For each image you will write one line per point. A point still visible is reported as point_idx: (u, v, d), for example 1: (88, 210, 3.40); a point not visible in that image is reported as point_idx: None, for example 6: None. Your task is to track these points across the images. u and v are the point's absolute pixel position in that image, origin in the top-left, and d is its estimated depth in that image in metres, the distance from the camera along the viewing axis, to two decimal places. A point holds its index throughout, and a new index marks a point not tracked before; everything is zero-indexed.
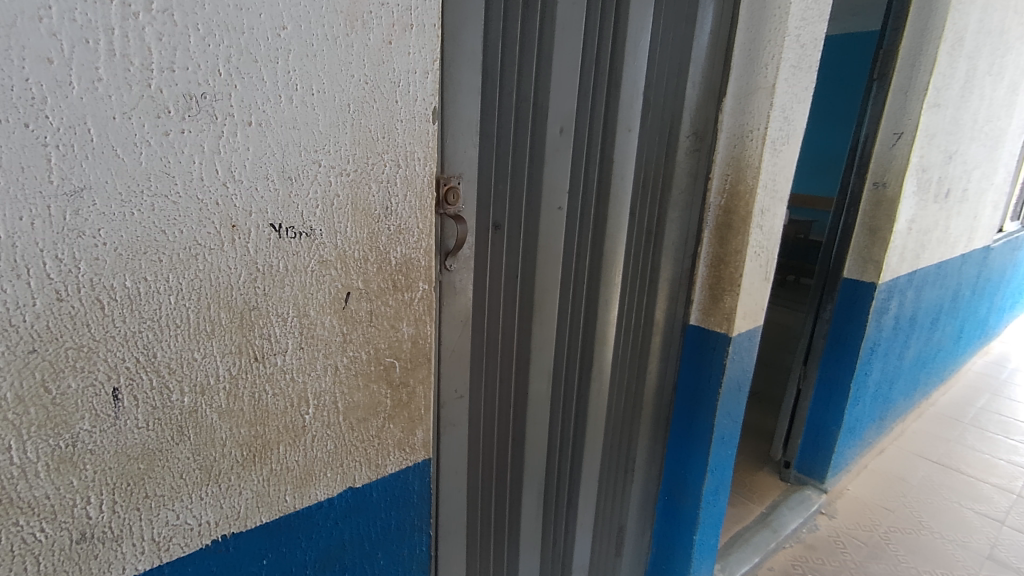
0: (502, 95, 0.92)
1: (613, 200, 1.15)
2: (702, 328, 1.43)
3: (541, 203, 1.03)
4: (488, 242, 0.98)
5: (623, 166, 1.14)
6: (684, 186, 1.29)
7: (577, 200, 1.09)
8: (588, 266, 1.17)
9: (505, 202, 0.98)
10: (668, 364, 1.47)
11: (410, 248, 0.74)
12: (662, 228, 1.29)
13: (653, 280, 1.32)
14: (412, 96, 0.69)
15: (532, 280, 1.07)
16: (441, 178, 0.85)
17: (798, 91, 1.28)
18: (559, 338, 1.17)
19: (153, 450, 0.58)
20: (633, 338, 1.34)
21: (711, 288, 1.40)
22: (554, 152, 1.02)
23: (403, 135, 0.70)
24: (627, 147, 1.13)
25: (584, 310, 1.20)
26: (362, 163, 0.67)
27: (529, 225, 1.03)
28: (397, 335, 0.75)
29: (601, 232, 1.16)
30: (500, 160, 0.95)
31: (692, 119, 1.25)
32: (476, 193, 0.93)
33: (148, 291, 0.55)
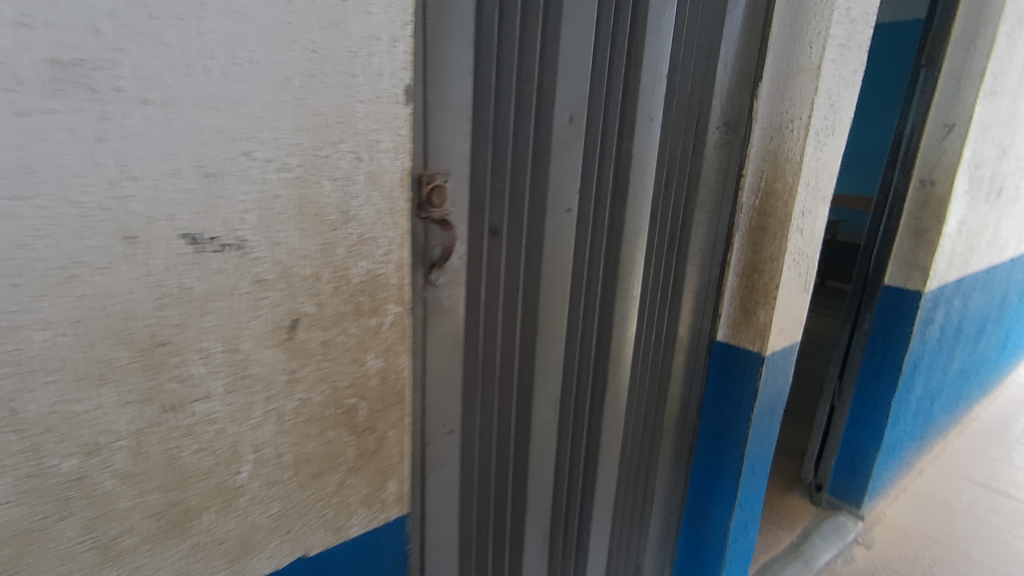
0: (500, 76, 0.77)
1: (633, 201, 0.99)
2: (731, 345, 1.28)
3: (546, 205, 0.88)
4: (482, 252, 0.83)
5: (644, 161, 0.98)
6: (713, 185, 1.13)
7: (591, 200, 0.94)
8: (600, 279, 1.01)
9: (503, 205, 0.84)
10: (692, 384, 1.31)
11: (376, 262, 0.59)
12: (686, 233, 1.13)
13: (676, 291, 1.17)
14: (376, 70, 0.53)
15: (537, 294, 0.92)
16: (422, 175, 0.71)
17: (846, 74, 1.10)
18: (568, 360, 1.02)
19: (25, 531, 0.44)
20: (653, 357, 1.18)
21: (741, 300, 1.24)
22: (563, 145, 0.86)
23: (366, 121, 0.54)
24: (650, 139, 0.97)
25: (597, 327, 1.05)
26: (310, 156, 0.52)
27: (532, 231, 0.88)
28: (363, 370, 0.61)
29: (618, 239, 1.00)
30: (497, 155, 0.80)
31: (724, 108, 1.08)
32: (468, 193, 0.78)
33: (7, 326, 0.41)
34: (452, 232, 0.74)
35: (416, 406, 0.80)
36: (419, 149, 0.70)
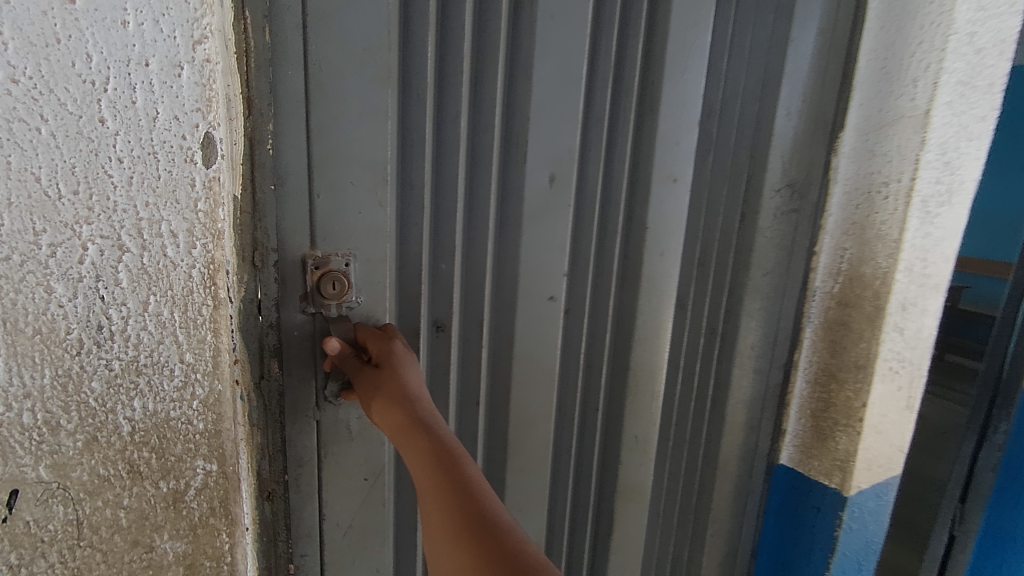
0: (442, 122, 0.56)
1: (649, 288, 0.75)
2: (795, 471, 0.96)
3: (519, 293, 0.65)
4: (420, 353, 0.60)
5: (664, 236, 0.74)
6: (771, 263, 0.84)
7: (587, 286, 0.70)
8: (604, 387, 0.76)
9: (456, 291, 0.61)
10: (742, 520, 0.99)
11: (165, 402, 0.39)
12: (732, 326, 0.86)
13: (714, 400, 0.89)
14: (146, 113, 0.34)
15: (508, 409, 0.69)
16: (307, 258, 0.52)
17: (968, 121, 0.80)
18: (557, 492, 0.77)
19: None
20: (679, 483, 0.91)
21: (814, 418, 0.92)
22: (541, 215, 0.64)
23: (128, 190, 0.35)
24: (674, 209, 0.73)
25: (599, 449, 0.79)
26: (22, 244, 0.32)
27: (497, 326, 0.65)
28: (152, 556, 0.40)
29: (630, 336, 0.75)
30: (441, 226, 0.58)
31: (786, 165, 0.81)
32: (395, 280, 0.57)
33: None
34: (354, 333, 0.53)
35: (310, 565, 0.59)
36: (305, 221, 0.51)
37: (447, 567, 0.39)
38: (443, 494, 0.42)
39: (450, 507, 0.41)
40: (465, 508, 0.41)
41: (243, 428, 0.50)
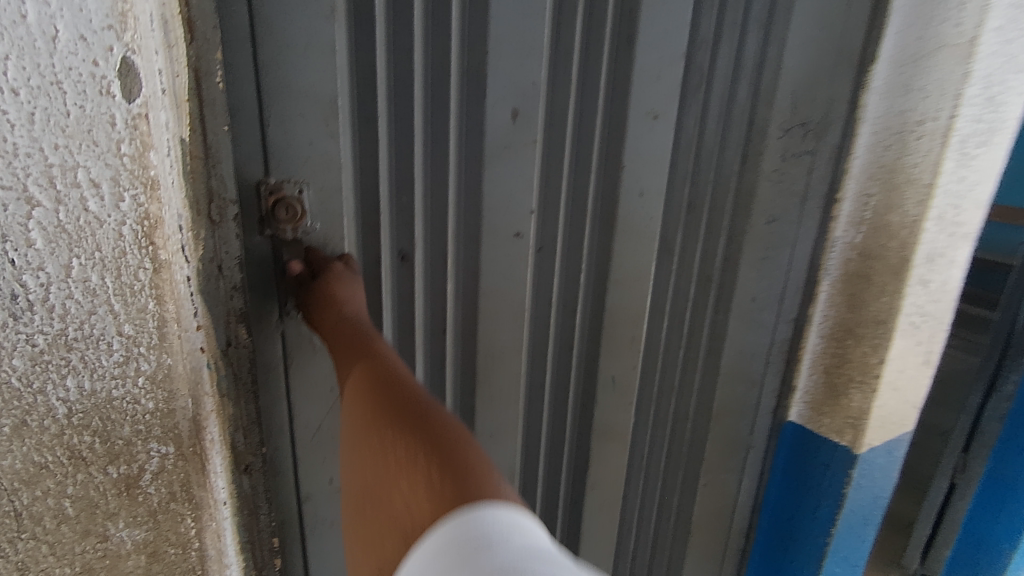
0: (396, 56, 0.56)
1: (626, 228, 0.72)
2: (805, 431, 0.93)
3: (482, 228, 0.65)
4: (384, 282, 0.63)
5: (649, 174, 0.70)
6: (776, 206, 0.78)
7: (558, 225, 0.69)
8: (579, 327, 0.76)
9: (416, 218, 0.62)
10: (742, 475, 0.97)
11: (106, 378, 0.34)
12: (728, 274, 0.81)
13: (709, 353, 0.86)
14: (39, 32, 0.28)
15: (474, 337, 0.70)
16: (261, 185, 0.55)
17: (1016, 48, 0.72)
18: (533, 426, 0.78)
19: None
20: (668, 433, 0.89)
21: (826, 374, 0.89)
22: (503, 150, 0.63)
23: (29, 130, 0.29)
24: (654, 148, 0.69)
25: (576, 388, 0.80)
26: None
27: (460, 261, 0.67)
28: (108, 545, 0.37)
29: (608, 275, 0.74)
30: (399, 159, 0.59)
31: (795, 102, 0.73)
32: (355, 212, 0.59)
33: None
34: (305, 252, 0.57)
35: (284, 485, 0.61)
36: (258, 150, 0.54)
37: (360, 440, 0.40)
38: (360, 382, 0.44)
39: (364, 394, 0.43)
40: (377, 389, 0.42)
41: (214, 400, 0.46)
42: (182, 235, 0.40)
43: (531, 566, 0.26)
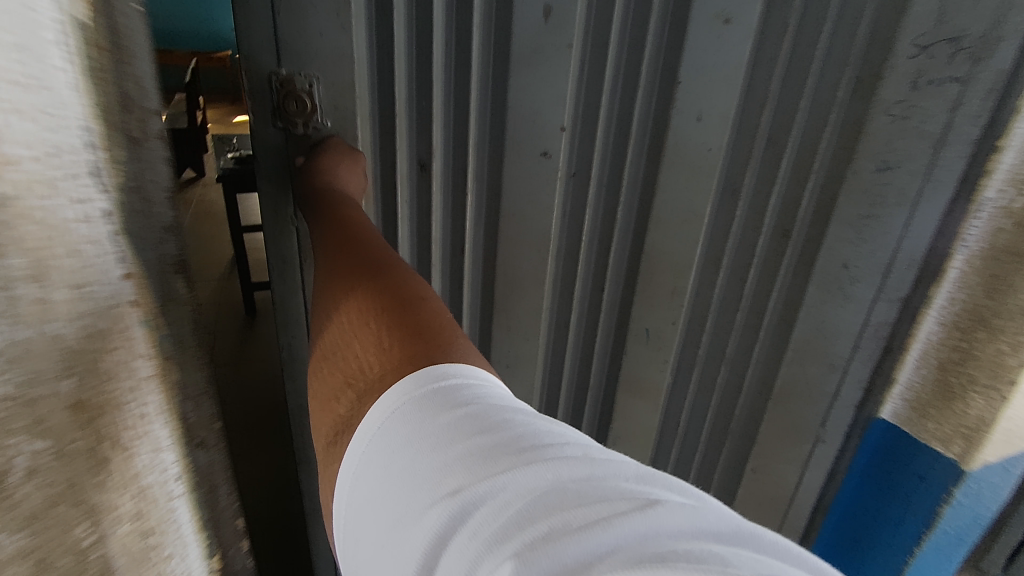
0: None
1: (677, 157, 0.75)
2: (899, 431, 0.84)
3: (507, 142, 0.74)
4: (404, 183, 0.75)
5: (702, 83, 0.70)
6: (857, 138, 0.72)
7: (593, 147, 0.74)
8: (616, 243, 0.81)
9: (437, 124, 0.72)
10: (804, 469, 0.92)
11: None
12: (815, 229, 0.79)
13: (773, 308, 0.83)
14: None
15: (503, 243, 0.81)
16: (274, 74, 0.67)
17: None
18: (560, 331, 0.87)
19: None
20: (712, 376, 0.90)
21: (942, 369, 0.77)
22: (535, 57, 0.69)
23: None
24: (715, 63, 0.69)
25: (607, 304, 0.86)
26: None
27: (484, 175, 0.77)
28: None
29: (666, 200, 0.78)
30: (418, 61, 0.68)
31: (943, 9, 0.64)
32: (374, 114, 0.72)
33: None
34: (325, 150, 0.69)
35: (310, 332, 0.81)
36: (273, 49, 0.66)
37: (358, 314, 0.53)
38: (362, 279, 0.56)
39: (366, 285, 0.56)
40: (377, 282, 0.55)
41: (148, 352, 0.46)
42: (88, 146, 0.38)
43: (494, 436, 0.38)
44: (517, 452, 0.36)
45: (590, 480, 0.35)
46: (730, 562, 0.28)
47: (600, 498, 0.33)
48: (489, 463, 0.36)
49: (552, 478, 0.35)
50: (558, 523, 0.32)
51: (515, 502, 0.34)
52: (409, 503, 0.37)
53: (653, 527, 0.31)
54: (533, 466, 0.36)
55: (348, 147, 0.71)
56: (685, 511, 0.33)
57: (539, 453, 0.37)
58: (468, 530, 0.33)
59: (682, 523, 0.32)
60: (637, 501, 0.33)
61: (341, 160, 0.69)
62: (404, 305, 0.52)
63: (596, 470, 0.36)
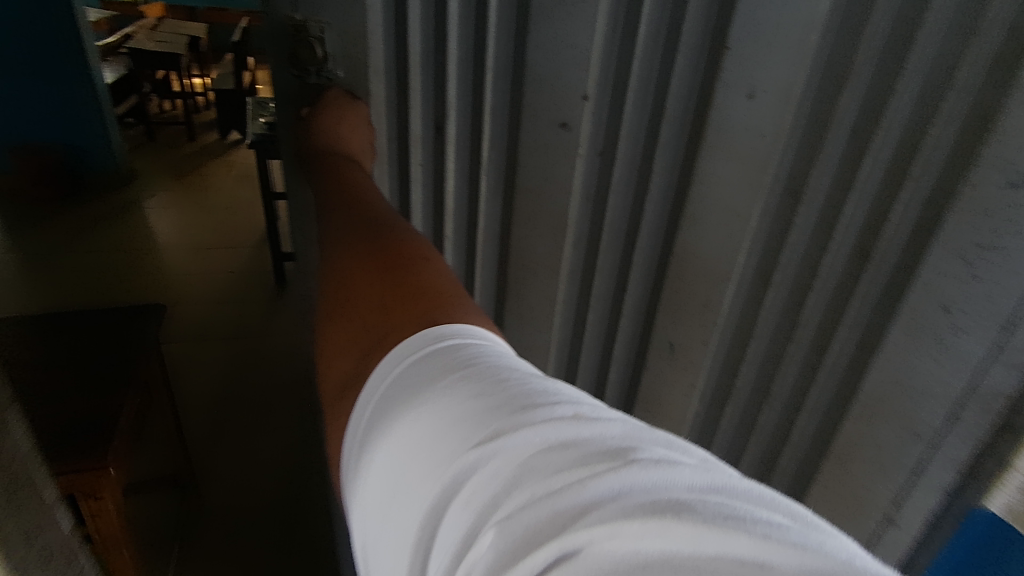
0: None
1: (716, 138, 0.74)
2: (1012, 533, 0.70)
3: (530, 114, 0.83)
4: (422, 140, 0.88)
5: (758, 53, 0.67)
6: (944, 98, 0.62)
7: (615, 119, 0.79)
8: (650, 206, 0.83)
9: (452, 83, 0.83)
10: (877, 546, 0.83)
11: None
12: (909, 256, 0.69)
13: (830, 300, 0.76)
14: None
15: (543, 198, 0.88)
16: (293, 25, 0.82)
17: None
18: (596, 291, 0.93)
19: None
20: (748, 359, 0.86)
21: None
22: (550, 22, 0.76)
23: None
24: (777, 38, 0.65)
25: (642, 272, 0.89)
26: None
27: (508, 140, 0.86)
28: None
29: (714, 167, 0.75)
30: (438, 31, 0.80)
31: None
32: (392, 78, 0.86)
33: None
34: (337, 100, 0.84)
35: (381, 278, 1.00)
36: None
37: (344, 238, 0.66)
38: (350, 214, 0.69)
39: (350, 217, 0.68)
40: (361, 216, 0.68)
41: None
42: None
43: (495, 397, 0.41)
44: (502, 415, 0.40)
45: (570, 445, 0.37)
46: (691, 509, 0.32)
47: (576, 464, 0.36)
48: (472, 429, 0.40)
49: (538, 438, 0.38)
50: (538, 490, 0.35)
51: (499, 466, 0.37)
52: (401, 469, 0.41)
53: (626, 484, 0.34)
54: (513, 430, 0.38)
55: (356, 99, 0.86)
56: (663, 470, 0.35)
57: (521, 416, 0.39)
58: (459, 492, 0.37)
59: (656, 486, 0.34)
60: (616, 461, 0.36)
61: (353, 109, 0.84)
62: (375, 243, 0.64)
63: (578, 433, 0.38)
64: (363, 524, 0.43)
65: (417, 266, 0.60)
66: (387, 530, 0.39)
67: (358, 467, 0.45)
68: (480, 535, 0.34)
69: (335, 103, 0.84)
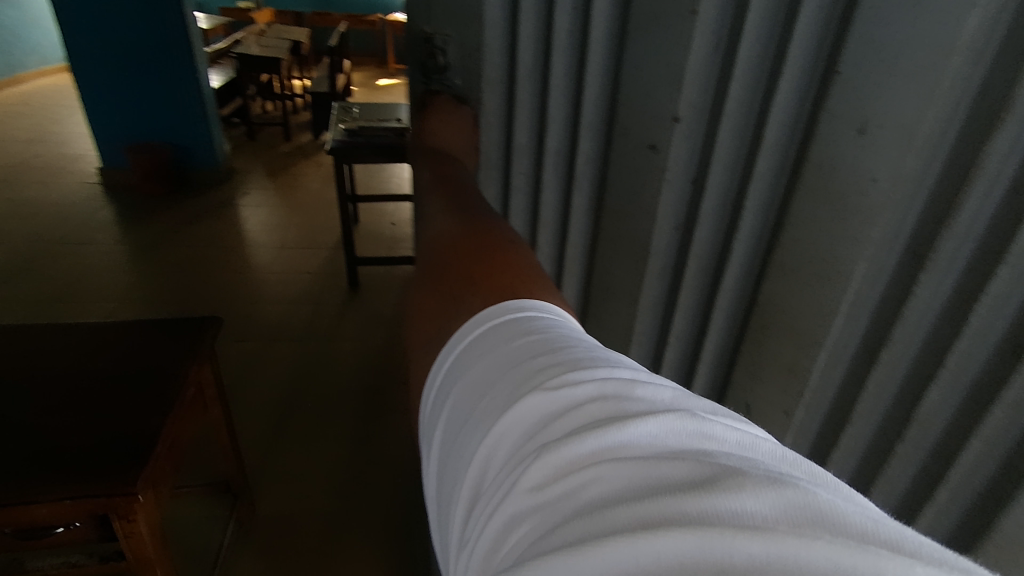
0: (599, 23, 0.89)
1: (813, 182, 0.77)
2: None
3: (626, 136, 0.97)
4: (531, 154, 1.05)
5: (871, 82, 0.67)
6: None
7: (699, 145, 0.90)
8: (743, 231, 0.87)
9: (557, 109, 0.99)
10: None
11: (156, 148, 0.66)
12: None
13: (943, 321, 0.72)
14: None
15: (630, 200, 1.01)
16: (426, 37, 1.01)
17: None
18: (684, 287, 0.99)
19: None
20: (843, 374, 0.84)
21: None
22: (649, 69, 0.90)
23: None
24: (886, 101, 0.67)
25: (735, 292, 0.93)
26: None
27: (604, 158, 1.02)
28: None
29: (820, 175, 0.76)
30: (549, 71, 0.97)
31: None
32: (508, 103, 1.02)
33: None
34: (448, 101, 1.03)
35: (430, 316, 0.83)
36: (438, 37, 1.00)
37: (444, 223, 0.80)
38: (450, 209, 0.83)
39: (450, 213, 0.82)
40: (464, 211, 0.82)
41: None
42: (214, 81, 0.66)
43: (559, 359, 0.46)
44: (563, 373, 0.44)
45: (623, 398, 0.41)
46: (716, 453, 0.35)
47: (621, 411, 0.40)
48: (537, 378, 0.45)
49: (594, 391, 0.42)
50: (580, 429, 0.39)
51: (555, 409, 0.42)
52: (476, 415, 0.46)
53: (664, 432, 0.37)
54: (573, 384, 0.43)
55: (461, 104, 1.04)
56: (703, 427, 0.38)
57: (582, 373, 0.44)
58: (518, 427, 0.43)
59: (693, 438, 0.37)
60: (659, 411, 0.39)
61: (459, 111, 1.04)
62: (470, 230, 0.76)
63: (633, 391, 0.42)
64: (437, 448, 0.51)
65: (507, 247, 0.72)
66: (458, 456, 0.46)
67: (438, 404, 0.53)
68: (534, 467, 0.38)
69: (443, 108, 1.03)
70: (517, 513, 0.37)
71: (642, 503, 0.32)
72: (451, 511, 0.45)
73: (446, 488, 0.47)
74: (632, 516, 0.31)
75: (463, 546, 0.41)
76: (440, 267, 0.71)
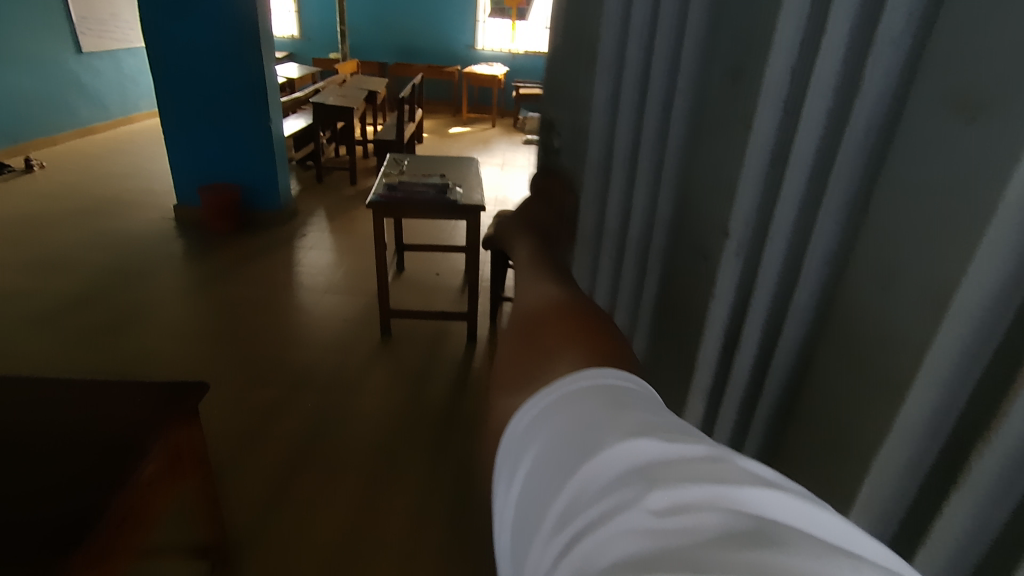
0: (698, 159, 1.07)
1: (847, 352, 0.77)
2: None
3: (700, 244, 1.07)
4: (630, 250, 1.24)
5: (893, 279, 0.69)
6: None
7: (751, 275, 0.93)
8: (785, 374, 0.89)
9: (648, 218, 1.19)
10: None
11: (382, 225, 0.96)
12: None
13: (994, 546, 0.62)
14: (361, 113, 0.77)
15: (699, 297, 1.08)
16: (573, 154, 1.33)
17: None
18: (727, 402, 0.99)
19: None
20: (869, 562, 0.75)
21: None
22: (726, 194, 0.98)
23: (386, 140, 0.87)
24: (903, 302, 0.67)
25: (778, 421, 0.94)
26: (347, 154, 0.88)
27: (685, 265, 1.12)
28: None
29: (857, 331, 0.75)
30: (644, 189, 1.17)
31: None
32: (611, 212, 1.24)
33: None
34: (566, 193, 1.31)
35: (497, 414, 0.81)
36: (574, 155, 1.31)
37: (542, 297, 0.86)
38: (544, 286, 0.89)
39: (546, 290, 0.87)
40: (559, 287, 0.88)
41: None
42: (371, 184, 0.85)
43: (668, 423, 0.52)
44: (674, 434, 0.50)
45: (725, 462, 0.46)
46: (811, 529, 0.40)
47: (724, 470, 0.45)
48: (650, 427, 0.50)
49: (702, 450, 0.48)
50: (687, 475, 0.44)
51: (665, 457, 0.47)
52: (575, 441, 0.50)
53: (765, 497, 0.42)
54: (680, 442, 0.48)
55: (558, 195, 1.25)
56: (799, 507, 0.42)
57: (689, 442, 0.49)
58: (626, 458, 0.47)
59: (795, 514, 0.41)
60: (760, 479, 0.44)
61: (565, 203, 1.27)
62: (568, 303, 0.81)
63: (735, 460, 0.47)
64: (518, 465, 0.55)
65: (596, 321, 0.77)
66: (552, 471, 0.51)
67: (531, 426, 0.57)
68: (645, 493, 0.43)
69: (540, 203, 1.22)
70: (627, 527, 0.41)
71: (745, 545, 0.36)
72: (531, 518, 0.49)
73: (530, 499, 0.51)
74: (741, 553, 0.35)
75: (549, 548, 0.45)
76: (537, 319, 0.78)
